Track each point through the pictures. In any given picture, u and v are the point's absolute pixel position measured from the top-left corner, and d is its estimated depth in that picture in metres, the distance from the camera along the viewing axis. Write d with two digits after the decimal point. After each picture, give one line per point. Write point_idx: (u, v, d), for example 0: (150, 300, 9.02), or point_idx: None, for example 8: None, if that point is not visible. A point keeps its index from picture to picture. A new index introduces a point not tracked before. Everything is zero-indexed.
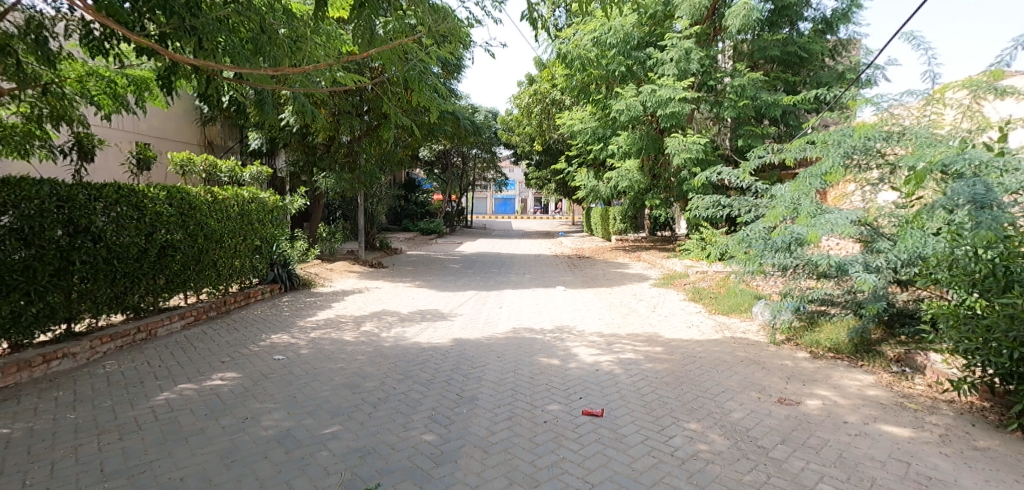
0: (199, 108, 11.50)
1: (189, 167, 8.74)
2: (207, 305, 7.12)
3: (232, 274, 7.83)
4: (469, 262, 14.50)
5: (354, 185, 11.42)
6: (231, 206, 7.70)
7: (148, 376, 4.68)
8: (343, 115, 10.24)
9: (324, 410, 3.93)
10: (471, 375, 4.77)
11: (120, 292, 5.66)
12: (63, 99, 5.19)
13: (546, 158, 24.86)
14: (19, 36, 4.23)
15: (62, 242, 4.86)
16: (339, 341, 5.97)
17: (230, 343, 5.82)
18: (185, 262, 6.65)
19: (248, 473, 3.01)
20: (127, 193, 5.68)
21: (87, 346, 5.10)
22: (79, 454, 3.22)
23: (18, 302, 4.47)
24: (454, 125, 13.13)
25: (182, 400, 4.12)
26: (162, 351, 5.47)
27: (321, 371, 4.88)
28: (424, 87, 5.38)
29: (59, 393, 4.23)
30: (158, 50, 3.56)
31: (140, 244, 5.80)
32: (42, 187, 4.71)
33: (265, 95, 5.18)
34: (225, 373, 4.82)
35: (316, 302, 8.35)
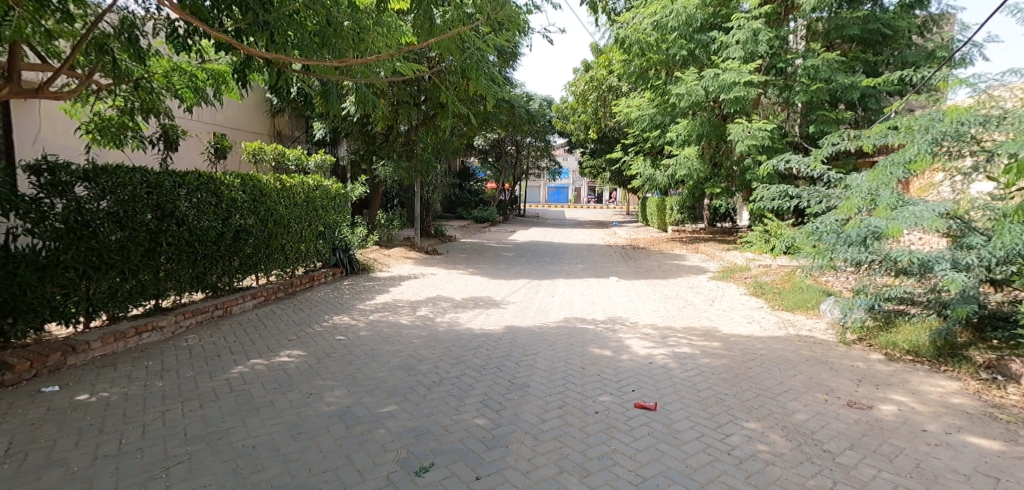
0: (269, 100, 12.15)
1: (260, 156, 9.30)
2: (277, 285, 7.56)
3: (298, 258, 8.25)
4: (522, 251, 14.58)
5: (411, 173, 11.73)
6: (297, 193, 8.11)
7: (224, 350, 5.05)
8: (402, 104, 10.55)
9: (382, 389, 4.09)
10: (523, 362, 4.81)
11: (200, 272, 6.13)
12: (153, 93, 5.64)
13: (602, 146, 24.42)
14: (116, 34, 4.62)
15: (152, 225, 5.30)
16: (396, 324, 6.20)
17: (296, 323, 6.16)
18: (257, 246, 7.09)
19: (312, 445, 3.19)
20: (207, 180, 6.10)
21: (173, 320, 5.55)
22: (166, 418, 3.53)
23: (115, 279, 4.95)
24: (509, 113, 13.14)
25: (255, 374, 4.42)
26: (236, 327, 5.89)
27: (378, 352, 5.07)
28: (482, 75, 5.35)
29: (149, 362, 4.64)
30: (236, 45, 3.81)
31: (218, 228, 6.24)
32: (136, 174, 5.15)
33: (331, 88, 5.33)
34: (291, 350, 5.12)
35: (375, 287, 8.67)
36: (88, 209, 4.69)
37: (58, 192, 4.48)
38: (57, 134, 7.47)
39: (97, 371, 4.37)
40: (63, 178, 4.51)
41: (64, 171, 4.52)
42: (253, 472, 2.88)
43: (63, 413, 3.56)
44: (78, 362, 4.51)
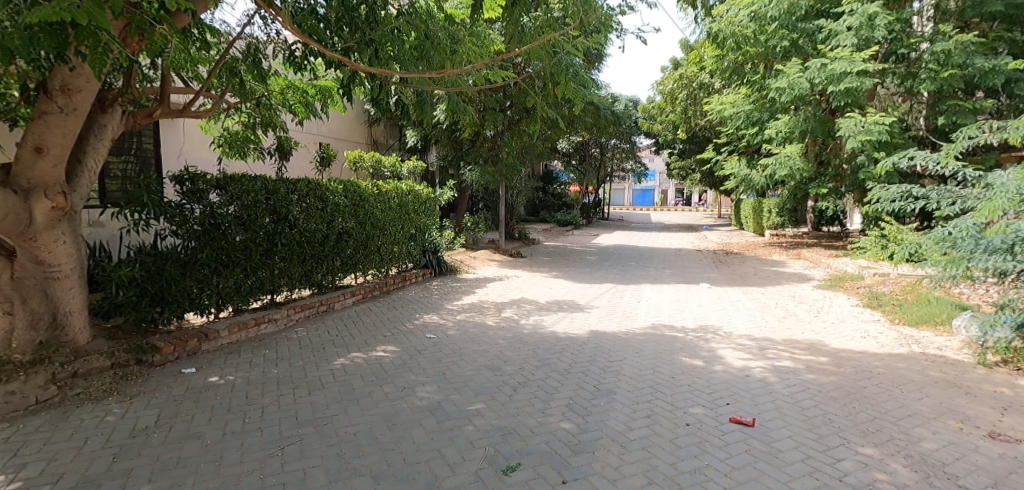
0: (367, 111, 13.00)
1: (360, 164, 9.97)
2: (374, 284, 8.05)
3: (392, 259, 8.73)
4: (607, 255, 14.34)
5: (497, 177, 11.97)
6: (392, 197, 8.60)
7: (328, 343, 5.47)
8: (489, 110, 10.84)
9: (469, 388, 4.21)
10: (608, 368, 4.73)
11: (308, 271, 6.70)
12: (271, 109, 6.26)
13: (692, 146, 23.40)
14: (244, 58, 5.23)
15: (269, 227, 5.88)
16: (482, 325, 6.36)
17: (391, 321, 6.53)
18: (356, 247, 7.61)
19: (406, 437, 3.36)
20: (315, 187, 6.64)
21: (285, 314, 6.10)
22: (281, 402, 3.90)
23: (239, 275, 5.58)
24: (594, 115, 13.02)
25: (354, 366, 4.74)
26: (338, 323, 6.36)
27: (466, 352, 5.22)
28: (570, 79, 5.35)
29: (265, 351, 5.14)
30: (345, 62, 4.12)
31: (323, 230, 6.78)
32: (258, 182, 5.74)
33: (425, 97, 5.60)
34: (386, 346, 5.43)
35: (462, 288, 8.96)
36: (219, 213, 5.32)
37: (196, 198, 5.13)
38: (194, 148, 8.51)
39: (224, 357, 4.93)
40: (201, 186, 5.15)
41: (202, 181, 5.17)
42: (354, 457, 3.09)
43: (198, 392, 4.05)
44: (210, 348, 5.10)
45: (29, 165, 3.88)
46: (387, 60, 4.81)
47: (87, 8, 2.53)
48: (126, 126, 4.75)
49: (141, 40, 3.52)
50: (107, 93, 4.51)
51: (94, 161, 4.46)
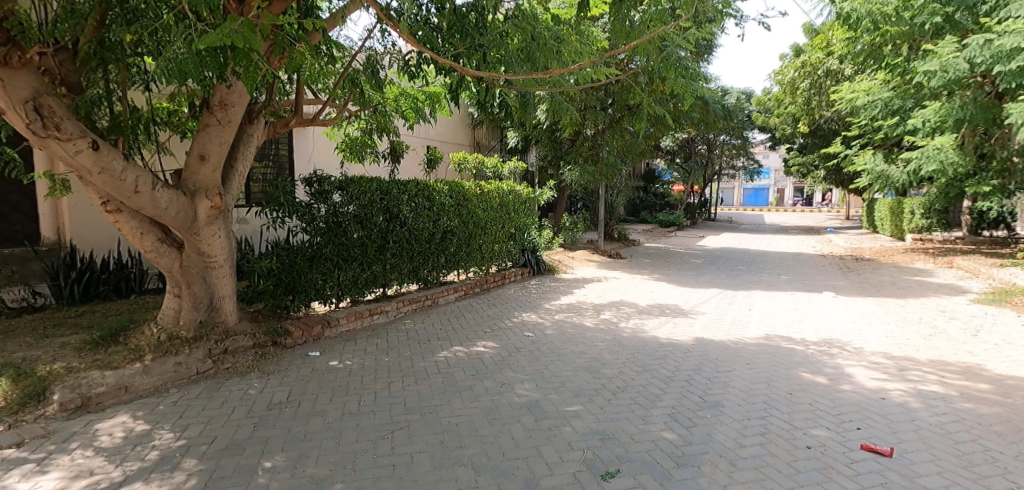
0: (471, 114, 13.52)
1: (464, 165, 10.36)
2: (475, 281, 8.31)
3: (492, 257, 8.97)
4: (714, 258, 13.55)
5: (597, 177, 11.81)
6: (493, 197, 8.84)
7: (433, 336, 5.76)
8: (590, 109, 10.76)
9: (568, 389, 4.20)
10: (716, 379, 4.46)
11: (416, 267, 7.11)
12: (386, 115, 6.69)
13: (816, 140, 21.29)
14: (364, 70, 5.67)
15: (382, 225, 6.33)
16: (580, 326, 6.32)
17: (491, 317, 6.71)
18: (459, 245, 7.92)
19: (505, 432, 3.43)
20: (423, 187, 7.02)
21: (396, 306, 6.53)
22: (391, 389, 4.17)
23: (356, 269, 6.09)
24: (703, 110, 12.36)
25: (457, 360, 4.95)
26: (442, 317, 6.67)
27: (564, 352, 5.22)
28: (681, 73, 5.12)
29: (378, 340, 5.54)
30: (456, 68, 4.33)
31: (430, 229, 7.15)
32: (374, 183, 6.21)
33: (528, 98, 5.69)
34: (487, 341, 5.59)
35: (560, 287, 8.96)
36: (341, 212, 5.84)
37: (322, 199, 5.67)
38: (320, 153, 9.41)
39: (343, 343, 5.39)
40: (326, 188, 5.68)
41: (327, 183, 5.70)
42: (457, 447, 3.21)
43: (322, 374, 4.47)
44: (331, 334, 5.60)
45: (195, 172, 4.53)
46: (494, 64, 4.95)
47: (244, 33, 2.94)
48: (268, 135, 5.36)
49: (282, 57, 3.97)
50: (254, 106, 5.13)
51: (243, 166, 5.10)
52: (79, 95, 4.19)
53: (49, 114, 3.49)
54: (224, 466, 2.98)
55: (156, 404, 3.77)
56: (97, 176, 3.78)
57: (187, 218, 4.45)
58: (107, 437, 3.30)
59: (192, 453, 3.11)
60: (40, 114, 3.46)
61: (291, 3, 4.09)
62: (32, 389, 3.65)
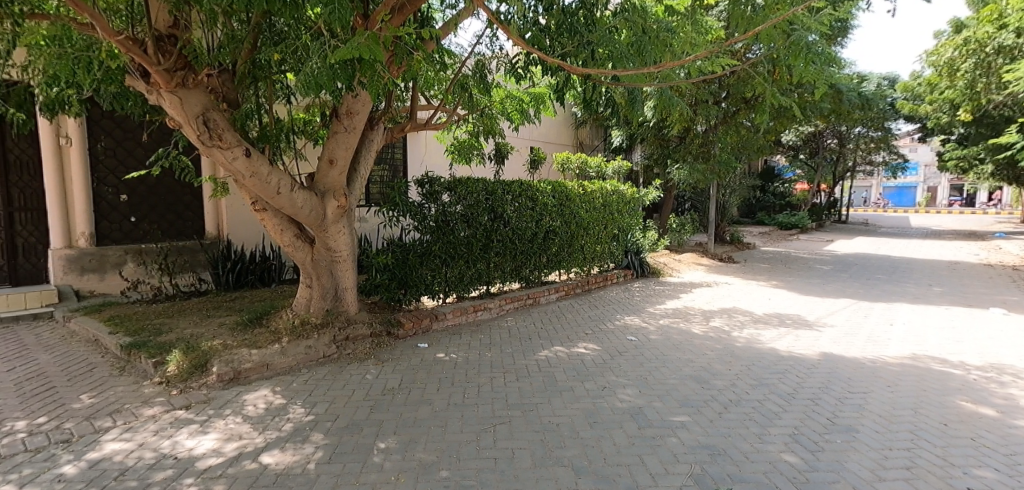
0: (574, 114, 13.47)
1: (567, 165, 10.32)
2: (576, 282, 8.24)
3: (594, 258, 8.83)
4: (845, 264, 12.14)
5: (708, 175, 11.13)
6: (596, 197, 8.70)
7: (534, 335, 5.82)
8: (702, 103, 10.18)
9: (673, 397, 4.01)
10: (847, 400, 3.99)
11: (518, 265, 7.23)
12: (493, 118, 6.86)
13: (980, 130, 18.21)
14: (473, 74, 5.88)
15: (487, 225, 6.54)
16: (687, 333, 6.00)
17: (592, 319, 6.61)
18: (562, 245, 7.92)
19: (606, 437, 3.36)
20: (527, 188, 7.12)
21: (498, 303, 6.68)
22: (493, 384, 4.28)
23: (462, 266, 6.36)
24: (834, 100, 11.13)
25: (558, 360, 4.95)
26: (543, 316, 6.70)
27: (670, 359, 4.99)
28: (810, 59, 4.64)
29: (481, 336, 5.73)
30: (563, 66, 4.31)
31: (533, 228, 7.23)
32: (480, 184, 6.43)
33: (637, 95, 5.40)
34: (588, 343, 5.52)
35: (665, 291, 8.59)
36: (449, 211, 6.13)
37: (433, 199, 5.99)
38: (431, 156, 9.94)
39: (449, 337, 5.65)
40: (437, 188, 6.00)
41: (436, 183, 6.01)
42: (558, 447, 3.21)
43: (430, 365, 4.72)
44: (438, 327, 5.89)
45: (326, 174, 5.00)
46: (603, 60, 4.83)
47: (369, 46, 3.19)
48: (387, 139, 5.76)
49: (401, 66, 4.23)
50: (375, 114, 5.56)
51: (365, 169, 5.53)
52: (236, 109, 4.81)
53: (214, 127, 4.05)
54: (345, 442, 3.26)
55: (290, 381, 4.24)
56: (249, 180, 4.33)
57: (319, 216, 4.94)
58: (252, 406, 3.77)
59: (319, 428, 3.44)
60: (208, 127, 4.03)
61: (409, 15, 4.35)
62: (197, 360, 4.27)
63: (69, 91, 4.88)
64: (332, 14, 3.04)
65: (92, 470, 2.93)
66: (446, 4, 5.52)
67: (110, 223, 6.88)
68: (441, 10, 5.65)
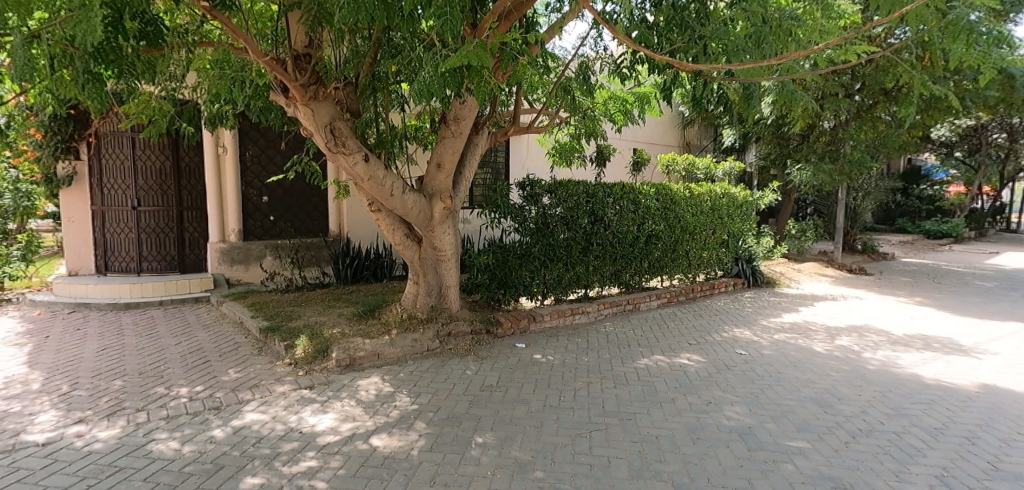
0: (682, 113, 12.92)
1: (673, 168, 9.89)
2: (680, 289, 7.85)
3: (700, 264, 8.38)
4: (1013, 281, 10.29)
5: (837, 177, 10.04)
6: (704, 201, 8.24)
7: (634, 342, 5.66)
8: (830, 97, 9.26)
9: (789, 420, 3.69)
10: (1013, 442, 3.39)
11: (618, 270, 7.08)
12: (595, 120, 6.79)
13: None
14: (576, 77, 5.86)
15: (587, 227, 6.50)
16: (807, 350, 5.46)
17: (697, 329, 6.27)
18: (665, 250, 7.61)
19: (711, 455, 3.18)
20: (629, 190, 6.95)
21: (596, 308, 6.59)
22: (589, 389, 4.23)
23: (561, 269, 6.37)
24: (1001, 87, 9.52)
25: (658, 369, 4.77)
26: (643, 323, 6.48)
27: (785, 377, 4.59)
28: (970, 41, 4.01)
29: (578, 339, 5.69)
30: (671, 63, 4.16)
31: (634, 232, 7.03)
32: (580, 187, 6.42)
33: (753, 90, 4.99)
34: (692, 354, 5.25)
35: (781, 303, 7.89)
36: (549, 214, 6.18)
37: (533, 201, 6.08)
38: (533, 159, 10.09)
39: (546, 339, 5.69)
40: (538, 191, 6.08)
41: (537, 186, 6.10)
42: (657, 461, 3.10)
43: (527, 365, 4.79)
44: (536, 329, 5.95)
45: (433, 178, 5.27)
46: (718, 55, 4.57)
47: (477, 53, 3.33)
48: (490, 143, 5.94)
49: (506, 72, 4.36)
50: (480, 119, 5.76)
51: (469, 172, 5.75)
52: (357, 118, 5.26)
53: (339, 135, 4.47)
54: (446, 433, 3.41)
55: (398, 371, 4.54)
56: (367, 183, 4.71)
57: (427, 216, 5.23)
58: (365, 392, 4.10)
59: (422, 417, 3.64)
60: (334, 135, 4.46)
61: (515, 22, 4.46)
62: (319, 346, 4.73)
63: (228, 107, 5.66)
64: (444, 25, 3.21)
65: (236, 435, 3.36)
66: (551, 8, 5.57)
67: (254, 221, 7.85)
68: (545, 14, 5.72)
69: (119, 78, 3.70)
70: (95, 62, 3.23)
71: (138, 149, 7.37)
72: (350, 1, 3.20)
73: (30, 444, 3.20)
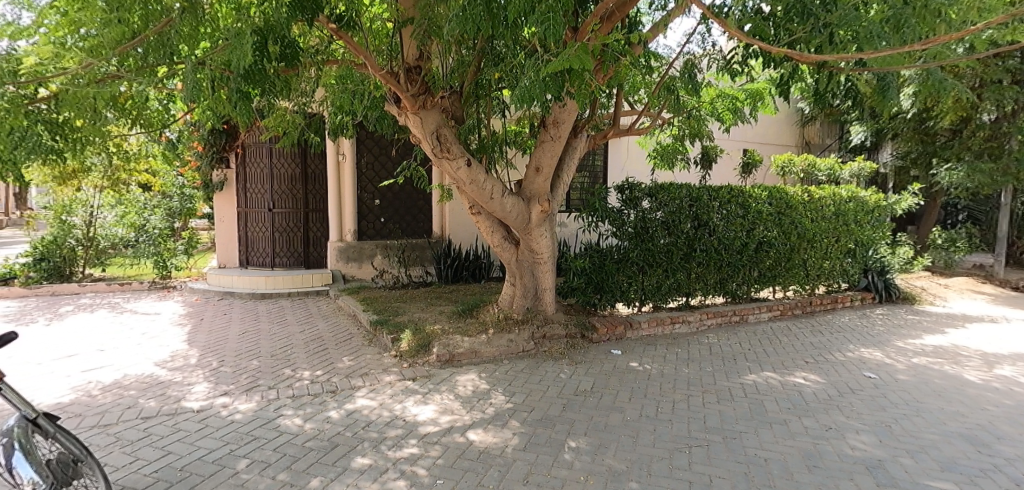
0: (802, 109, 11.98)
1: (789, 169, 9.14)
2: (795, 302, 7.20)
3: (821, 275, 7.63)
4: None
5: (1001, 177, 8.51)
6: (826, 205, 7.50)
7: (740, 356, 5.31)
8: (988, 87, 8.27)
9: (929, 456, 3.25)
10: None
11: (723, 278, 6.69)
12: (700, 119, 6.47)
13: None
14: (681, 75, 5.65)
15: (690, 233, 6.22)
16: (954, 378, 4.76)
17: (815, 346, 5.73)
18: (778, 258, 7.04)
19: (830, 485, 2.90)
20: (737, 194, 6.55)
21: (698, 317, 6.27)
22: (690, 402, 4.05)
23: (660, 275, 6.18)
24: None
25: (768, 387, 4.44)
26: (751, 337, 6.05)
27: (923, 407, 4.05)
28: None
29: (678, 349, 5.46)
30: (791, 54, 3.87)
31: (743, 238, 6.59)
32: (683, 190, 6.18)
33: (890, 80, 4.44)
34: (808, 373, 4.81)
35: (921, 323, 6.93)
36: (649, 218, 6.02)
37: (632, 205, 5.96)
38: (632, 162, 9.84)
39: (643, 346, 5.53)
40: (637, 194, 5.96)
41: (637, 189, 5.97)
42: (765, 484, 2.89)
43: (623, 373, 4.69)
44: (633, 336, 5.80)
45: (532, 181, 5.37)
46: (847, 42, 4.13)
47: (581, 57, 3.35)
48: (589, 146, 5.91)
49: (608, 74, 4.32)
50: (579, 122, 5.76)
51: (568, 175, 5.76)
52: (461, 124, 5.51)
53: (444, 141, 4.72)
54: (540, 434, 3.46)
55: (494, 370, 4.67)
56: (469, 186, 4.91)
57: (525, 219, 5.32)
58: (463, 387, 4.27)
59: (516, 416, 3.72)
60: (440, 142, 4.72)
61: (617, 23, 4.41)
62: (422, 341, 5.01)
63: (347, 118, 6.19)
64: (547, 30, 3.25)
65: (348, 417, 3.67)
66: (655, 6, 5.42)
67: (367, 223, 8.51)
68: (649, 13, 5.58)
69: (262, 96, 4.19)
70: (244, 83, 3.65)
71: (274, 157, 8.32)
72: (459, 14, 3.35)
73: (187, 409, 3.75)
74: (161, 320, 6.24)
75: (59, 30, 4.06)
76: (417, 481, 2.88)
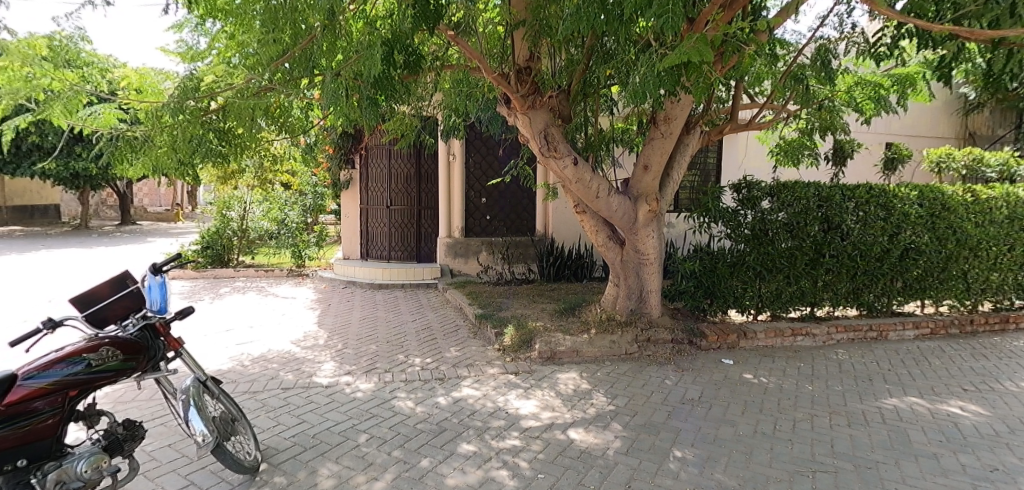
0: (966, 94, 10.29)
1: (945, 163, 8.34)
2: (950, 319, 6.23)
3: (986, 290, 6.51)
4: None
5: None
6: (998, 208, 6.36)
7: (877, 376, 4.72)
8: None
9: None
10: None
11: (858, 288, 5.99)
12: (834, 111, 5.84)
13: None
14: (813, 63, 5.15)
15: (819, 236, 5.64)
16: None
17: (975, 372, 4.91)
18: (929, 268, 6.14)
19: None
20: (878, 193, 5.82)
21: (825, 330, 5.67)
22: (814, 423, 3.69)
23: (781, 281, 5.69)
24: None
25: (913, 414, 3.89)
26: (893, 356, 5.33)
27: None
28: None
29: (800, 364, 4.99)
30: (958, 31, 3.35)
31: (884, 244, 5.84)
32: (811, 189, 5.63)
33: None
34: (966, 403, 4.14)
35: None
36: (770, 219, 5.58)
37: (750, 205, 5.56)
38: (751, 159, 9.16)
39: (760, 358, 5.13)
40: (756, 193, 5.55)
41: (757, 188, 5.56)
42: None
43: (735, 384, 4.40)
44: (748, 346, 5.41)
45: (640, 180, 5.21)
46: None
47: (699, 49, 3.19)
48: (703, 143, 5.61)
49: (729, 65, 4.06)
50: (692, 117, 5.49)
51: (678, 173, 5.52)
52: (568, 123, 5.52)
53: (552, 140, 4.75)
54: (642, 440, 3.36)
55: (596, 370, 4.63)
56: (575, 185, 4.89)
57: (631, 219, 5.18)
58: (564, 385, 4.28)
59: (619, 419, 3.65)
60: (547, 141, 4.75)
61: (739, 10, 4.14)
62: (525, 337, 5.10)
63: (459, 120, 6.48)
64: (665, 23, 3.12)
65: (455, 404, 3.86)
66: None
67: (475, 220, 8.83)
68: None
69: (386, 102, 4.52)
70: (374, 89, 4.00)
71: (393, 158, 8.94)
72: (573, 13, 3.37)
73: (318, 384, 4.18)
74: (297, 303, 7.02)
75: (227, 53, 4.75)
76: (518, 472, 2.95)
